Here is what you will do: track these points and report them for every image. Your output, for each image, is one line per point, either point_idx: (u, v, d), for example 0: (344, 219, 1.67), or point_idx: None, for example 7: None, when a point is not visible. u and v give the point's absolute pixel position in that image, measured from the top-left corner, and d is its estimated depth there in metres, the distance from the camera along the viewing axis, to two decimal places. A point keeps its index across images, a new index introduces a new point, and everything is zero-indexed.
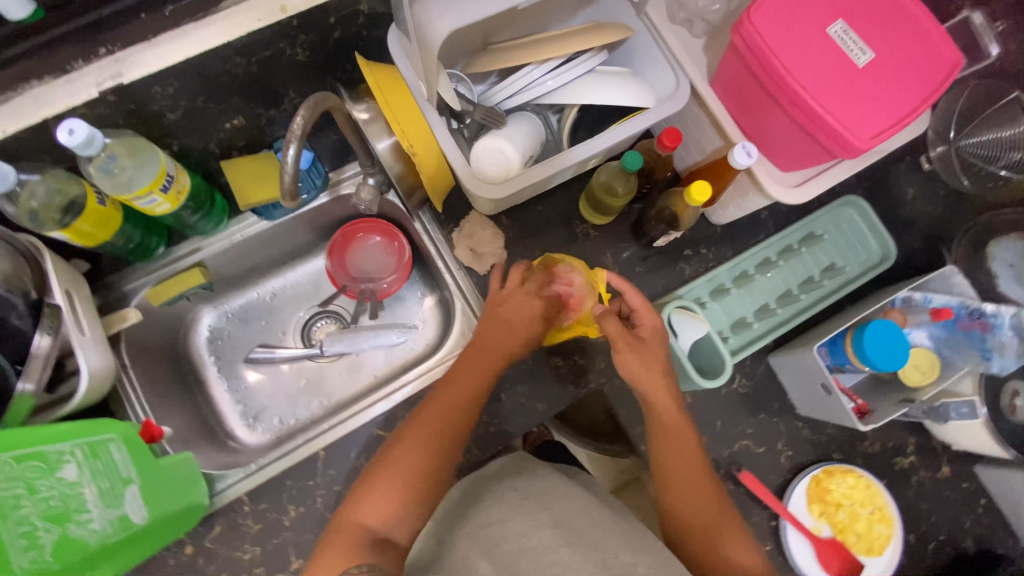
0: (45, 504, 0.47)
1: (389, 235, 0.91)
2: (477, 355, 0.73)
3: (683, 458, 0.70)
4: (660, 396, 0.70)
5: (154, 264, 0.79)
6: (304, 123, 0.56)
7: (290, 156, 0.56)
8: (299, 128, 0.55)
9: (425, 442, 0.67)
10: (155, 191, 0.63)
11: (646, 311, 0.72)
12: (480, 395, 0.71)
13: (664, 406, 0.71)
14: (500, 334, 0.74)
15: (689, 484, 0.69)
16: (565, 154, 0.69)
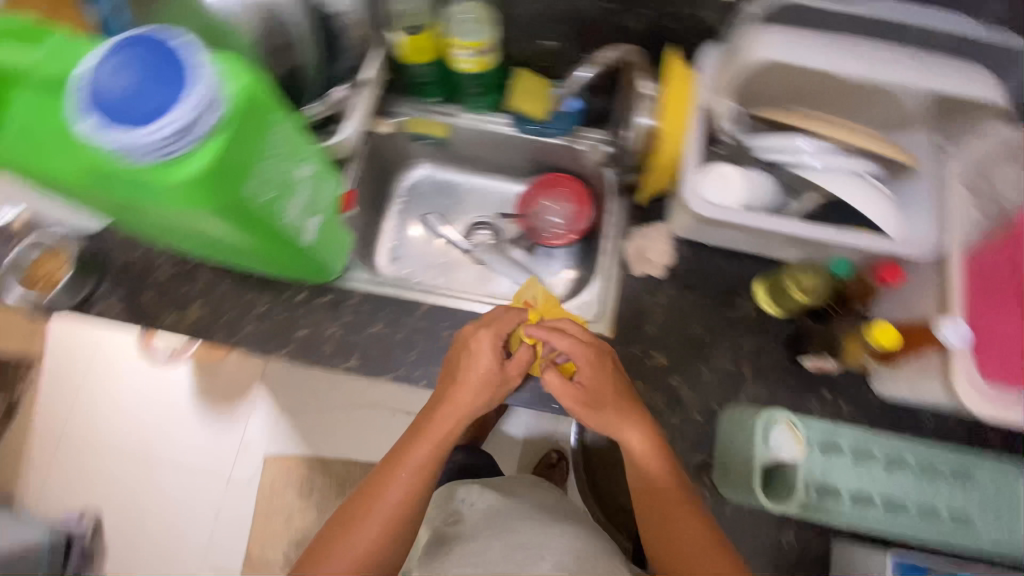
0: (288, 178, 0.64)
1: (583, 203, 1.01)
2: (419, 440, 0.72)
3: (666, 498, 0.67)
4: (636, 441, 0.70)
5: (421, 105, 0.95)
6: (608, 57, 0.81)
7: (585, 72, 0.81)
8: (602, 59, 0.81)
9: (377, 520, 0.67)
10: (475, 51, 0.80)
11: (578, 349, 0.74)
12: (434, 465, 0.71)
13: (654, 466, 0.69)
14: (450, 424, 0.73)
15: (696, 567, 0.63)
16: (781, 220, 0.72)
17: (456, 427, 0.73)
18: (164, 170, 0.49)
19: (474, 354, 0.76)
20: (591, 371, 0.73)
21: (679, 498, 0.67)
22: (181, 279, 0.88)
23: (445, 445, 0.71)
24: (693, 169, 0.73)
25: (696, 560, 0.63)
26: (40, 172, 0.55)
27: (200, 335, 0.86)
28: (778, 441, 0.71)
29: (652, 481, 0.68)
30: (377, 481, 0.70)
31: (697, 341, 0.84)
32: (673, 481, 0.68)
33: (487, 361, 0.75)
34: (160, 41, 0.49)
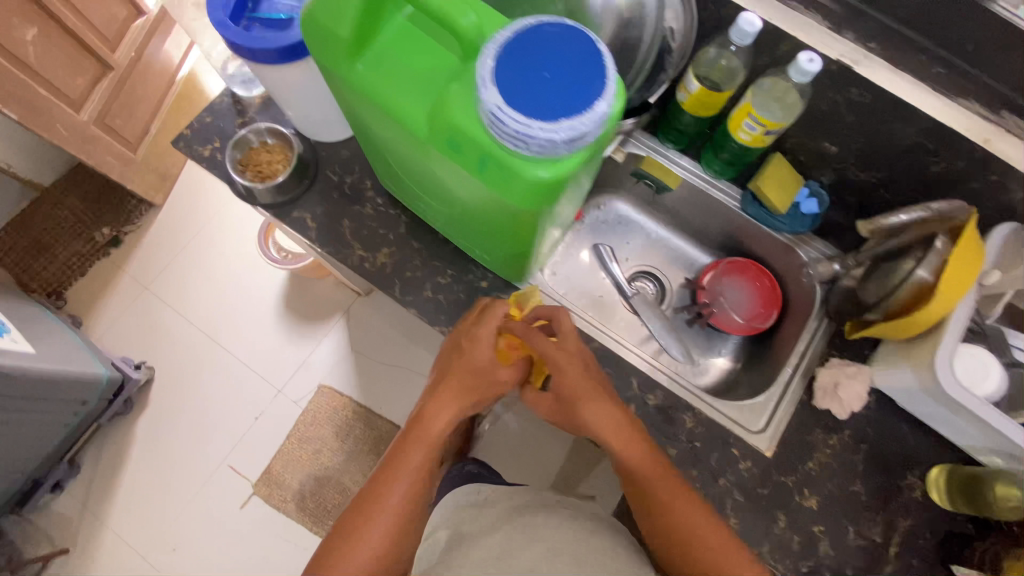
0: (572, 196, 0.62)
1: (768, 303, 0.97)
2: (414, 439, 0.68)
3: (670, 484, 0.67)
4: (616, 433, 0.69)
5: (658, 147, 0.92)
6: (936, 208, 0.73)
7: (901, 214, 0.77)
8: (929, 209, 0.74)
9: (380, 530, 0.64)
10: (767, 129, 0.76)
11: (560, 357, 0.69)
12: (429, 464, 0.68)
13: (636, 447, 0.68)
14: (436, 421, 0.69)
15: (703, 554, 0.64)
16: (1015, 427, 0.66)
17: (446, 426, 0.69)
18: (529, 168, 0.47)
19: (470, 346, 0.70)
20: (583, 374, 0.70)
21: (671, 481, 0.67)
22: (379, 220, 0.87)
23: (438, 442, 0.68)
24: (950, 343, 0.68)
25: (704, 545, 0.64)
26: (374, 111, 0.53)
27: (378, 282, 0.85)
28: None
29: (642, 473, 0.67)
30: (372, 491, 0.67)
31: (853, 497, 0.79)
32: (661, 468, 0.68)
33: (483, 354, 0.70)
34: (573, 37, 0.46)
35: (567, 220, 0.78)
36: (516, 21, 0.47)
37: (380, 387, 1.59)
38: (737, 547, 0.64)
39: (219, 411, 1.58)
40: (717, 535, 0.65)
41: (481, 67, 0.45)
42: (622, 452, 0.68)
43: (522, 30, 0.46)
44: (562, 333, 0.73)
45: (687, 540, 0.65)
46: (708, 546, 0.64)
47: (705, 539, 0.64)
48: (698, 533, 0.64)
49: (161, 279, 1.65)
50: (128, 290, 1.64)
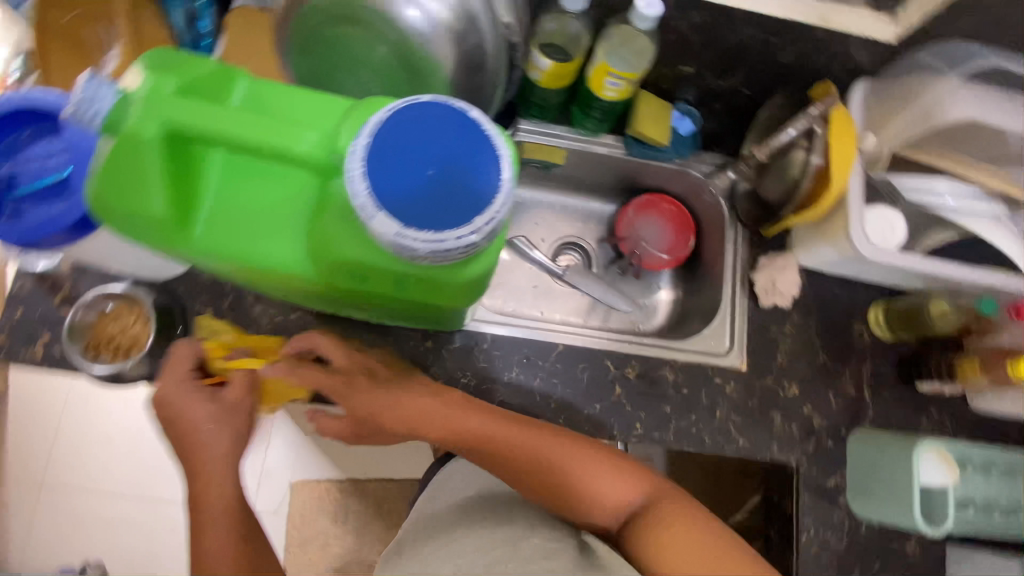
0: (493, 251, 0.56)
1: (683, 229, 0.99)
2: (206, 519, 0.57)
3: (508, 432, 0.69)
4: (436, 420, 0.69)
5: (532, 126, 0.88)
6: (817, 112, 0.75)
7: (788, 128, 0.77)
8: (811, 114, 0.76)
9: None
10: (628, 80, 0.74)
11: (317, 373, 0.67)
12: (241, 535, 0.58)
13: (468, 419, 0.69)
14: (210, 490, 0.59)
15: (565, 476, 0.68)
16: (926, 259, 0.75)
17: (228, 480, 0.59)
18: (455, 273, 0.41)
19: (189, 410, 0.61)
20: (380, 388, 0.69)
21: (507, 427, 0.69)
22: (282, 333, 0.75)
23: (232, 504, 0.58)
24: (856, 214, 0.74)
25: (562, 468, 0.69)
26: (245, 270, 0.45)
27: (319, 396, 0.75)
28: (929, 465, 0.75)
29: (482, 433, 0.69)
30: None
31: (822, 367, 0.88)
32: (494, 418, 0.70)
33: (206, 403, 0.61)
34: (440, 114, 0.39)
35: None
36: (368, 120, 0.39)
37: (354, 457, 1.43)
38: (589, 449, 0.70)
39: None
40: (568, 448, 0.70)
41: (355, 193, 0.37)
42: (453, 426, 0.69)
43: (379, 130, 0.39)
44: (330, 351, 0.69)
45: (549, 474, 0.69)
46: (559, 467, 0.69)
47: (558, 461, 0.69)
48: (549, 458, 0.69)
49: (118, 402, 1.20)
50: None
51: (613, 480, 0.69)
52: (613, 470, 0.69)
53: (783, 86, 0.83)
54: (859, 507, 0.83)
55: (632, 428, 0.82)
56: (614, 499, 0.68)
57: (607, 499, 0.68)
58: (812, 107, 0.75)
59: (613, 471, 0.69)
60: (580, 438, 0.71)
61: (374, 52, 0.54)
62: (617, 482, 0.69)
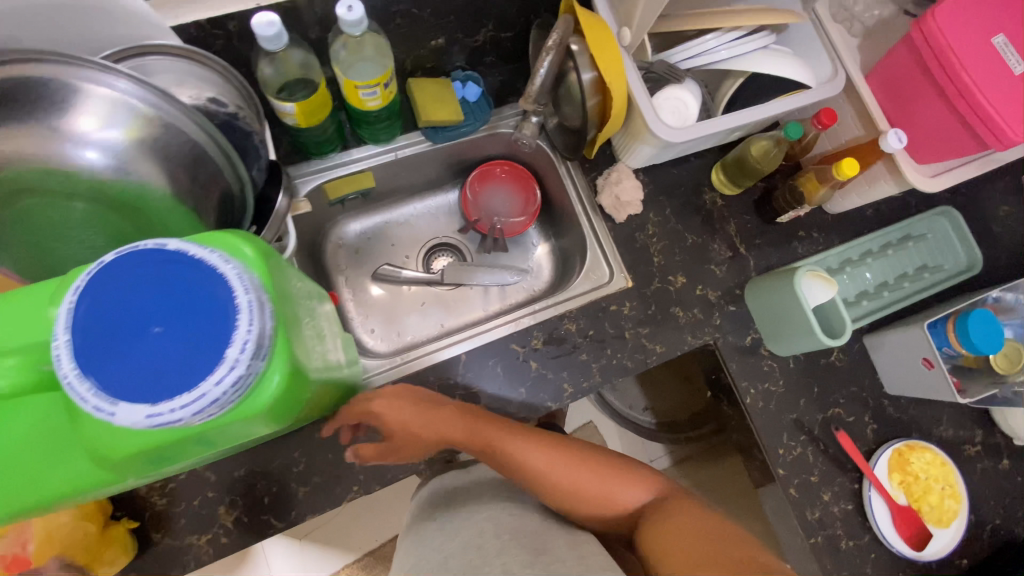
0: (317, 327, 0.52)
1: (523, 183, 0.99)
2: None
3: (526, 435, 0.72)
4: (456, 426, 0.72)
5: (326, 162, 0.84)
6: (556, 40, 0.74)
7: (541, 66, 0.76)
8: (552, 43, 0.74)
9: None
10: (381, 84, 0.69)
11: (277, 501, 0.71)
12: None
13: (485, 427, 0.72)
14: None
15: (582, 479, 0.70)
16: (725, 118, 0.77)
17: None
18: (257, 399, 0.38)
19: None
20: (427, 416, 0.72)
21: (525, 435, 0.72)
22: (177, 495, 0.70)
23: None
24: (649, 106, 0.74)
25: (573, 475, 0.70)
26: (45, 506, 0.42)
27: (254, 533, 0.71)
28: (811, 288, 0.81)
29: (500, 446, 0.70)
30: None
31: (694, 246, 0.91)
32: (504, 428, 0.72)
33: None
34: (135, 265, 0.35)
35: None
36: (59, 313, 0.34)
37: (359, 533, 1.40)
38: (603, 458, 0.73)
39: None
40: (576, 457, 0.72)
41: (83, 398, 0.33)
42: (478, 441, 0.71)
43: (75, 318, 0.34)
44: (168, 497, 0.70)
45: (563, 479, 0.70)
46: (573, 469, 0.71)
47: (568, 467, 0.71)
48: (559, 467, 0.70)
49: None
50: None
51: (623, 483, 0.71)
52: (622, 473, 0.72)
53: (535, 14, 0.81)
54: (778, 348, 0.88)
55: (562, 392, 0.83)
56: (621, 498, 0.70)
57: (614, 499, 0.70)
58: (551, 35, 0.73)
59: (620, 472, 0.72)
60: (597, 449, 0.74)
61: (72, 211, 0.47)
62: (625, 482, 0.71)
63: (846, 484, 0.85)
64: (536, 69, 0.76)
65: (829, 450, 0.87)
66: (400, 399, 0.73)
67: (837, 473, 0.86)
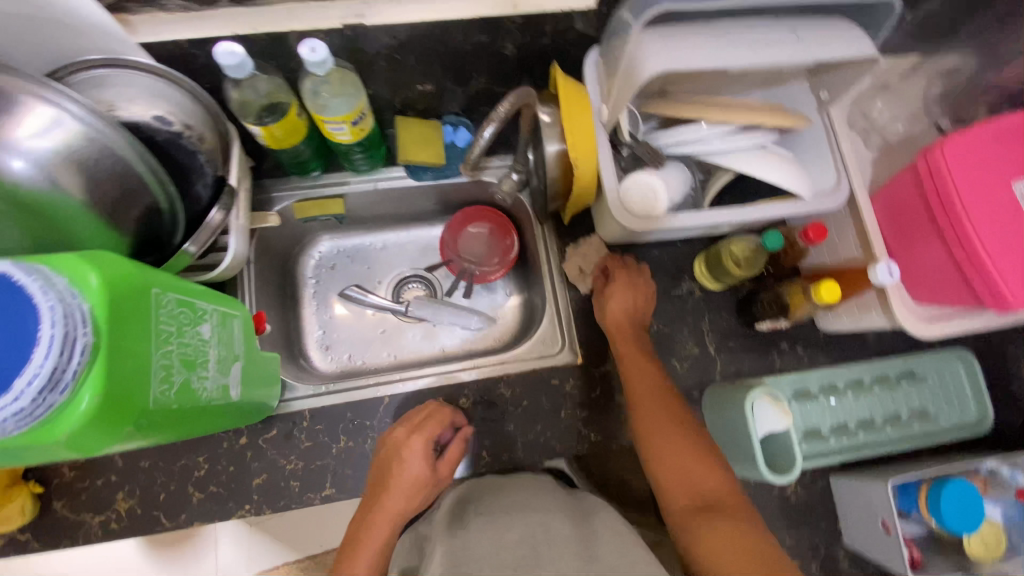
0: (184, 349, 0.51)
1: (503, 232, 0.97)
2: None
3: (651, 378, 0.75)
4: (619, 321, 0.79)
5: (304, 182, 0.86)
6: (505, 110, 0.66)
7: (486, 133, 0.68)
8: (500, 113, 0.67)
9: None
10: (347, 121, 0.71)
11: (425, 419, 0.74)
12: None
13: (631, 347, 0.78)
14: None
15: (674, 438, 0.68)
16: (701, 213, 0.73)
17: None
18: (65, 416, 0.39)
19: None
20: (618, 311, 0.79)
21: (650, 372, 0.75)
22: (86, 472, 0.73)
23: None
24: (615, 188, 0.71)
25: (670, 432, 0.69)
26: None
27: (140, 528, 0.73)
28: (765, 414, 0.73)
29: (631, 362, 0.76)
30: None
31: (659, 336, 0.85)
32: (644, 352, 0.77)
33: None
34: None
35: (245, 314, 0.66)
36: None
37: None
38: (695, 445, 0.68)
39: None
40: (680, 424, 0.70)
41: None
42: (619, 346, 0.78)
43: None
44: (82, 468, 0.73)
45: (659, 422, 0.70)
46: (670, 424, 0.70)
47: (671, 423, 0.70)
48: (665, 416, 0.70)
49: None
50: None
51: (708, 469, 0.65)
52: (711, 462, 0.66)
53: (529, 74, 0.80)
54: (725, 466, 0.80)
55: (481, 458, 0.81)
56: (698, 481, 0.65)
57: (695, 476, 0.65)
58: (499, 104, 0.66)
59: (710, 458, 0.67)
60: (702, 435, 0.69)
61: None
62: (708, 470, 0.66)
63: None
64: (479, 134, 0.69)
65: None
66: (630, 301, 0.80)
67: None
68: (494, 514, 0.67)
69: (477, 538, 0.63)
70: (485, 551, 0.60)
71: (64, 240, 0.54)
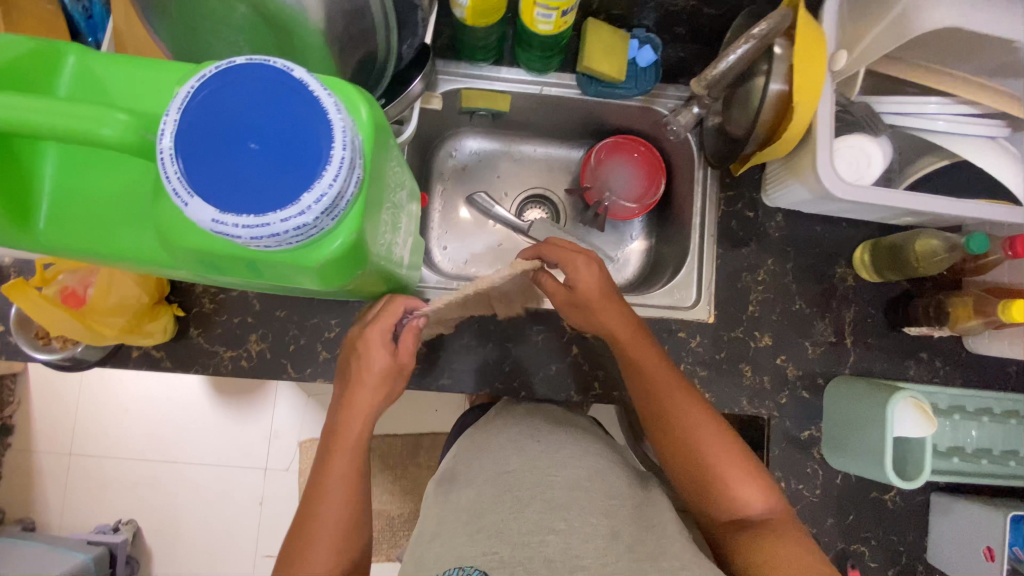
0: (392, 212, 0.50)
1: (652, 172, 0.92)
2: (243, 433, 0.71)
3: (664, 383, 0.65)
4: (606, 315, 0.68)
5: (474, 68, 0.81)
6: (763, 31, 0.64)
7: (734, 52, 0.66)
8: (757, 34, 0.64)
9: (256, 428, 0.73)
10: (559, 10, 0.66)
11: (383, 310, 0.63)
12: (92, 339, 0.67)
13: (640, 346, 0.67)
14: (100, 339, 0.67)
15: (704, 447, 0.62)
16: (906, 194, 0.67)
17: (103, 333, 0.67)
18: (318, 244, 0.37)
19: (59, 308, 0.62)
20: (613, 318, 0.68)
21: (664, 375, 0.66)
22: (224, 309, 0.75)
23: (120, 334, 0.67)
24: (828, 145, 0.65)
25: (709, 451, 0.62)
26: (152, 265, 0.43)
27: (265, 372, 0.75)
28: (905, 416, 0.70)
29: (643, 365, 0.66)
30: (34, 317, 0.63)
31: (798, 315, 0.82)
32: (655, 356, 0.67)
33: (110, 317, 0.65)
34: (253, 78, 0.35)
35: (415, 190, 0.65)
36: (178, 95, 0.35)
37: None
38: (725, 452, 0.61)
39: (219, 517, 1.46)
40: (708, 430, 0.63)
41: (167, 176, 0.34)
42: (632, 354, 0.67)
43: (190, 102, 0.35)
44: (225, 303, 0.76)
45: (682, 431, 0.63)
46: (697, 433, 0.62)
47: (709, 436, 0.62)
48: (707, 432, 0.62)
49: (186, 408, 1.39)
50: (53, 466, 1.46)
51: (747, 483, 0.60)
52: (749, 474, 0.61)
53: None
54: (831, 457, 0.79)
55: (590, 388, 0.81)
56: (734, 495, 0.60)
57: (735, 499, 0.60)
58: (759, 23, 0.64)
59: (749, 471, 0.61)
60: (734, 442, 0.63)
61: (234, 12, 0.47)
62: (744, 480, 0.60)
63: None
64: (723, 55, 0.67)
65: None
66: (599, 282, 0.69)
67: None
68: (550, 444, 0.68)
69: (532, 464, 0.65)
70: (530, 484, 0.62)
71: (286, 56, 0.51)
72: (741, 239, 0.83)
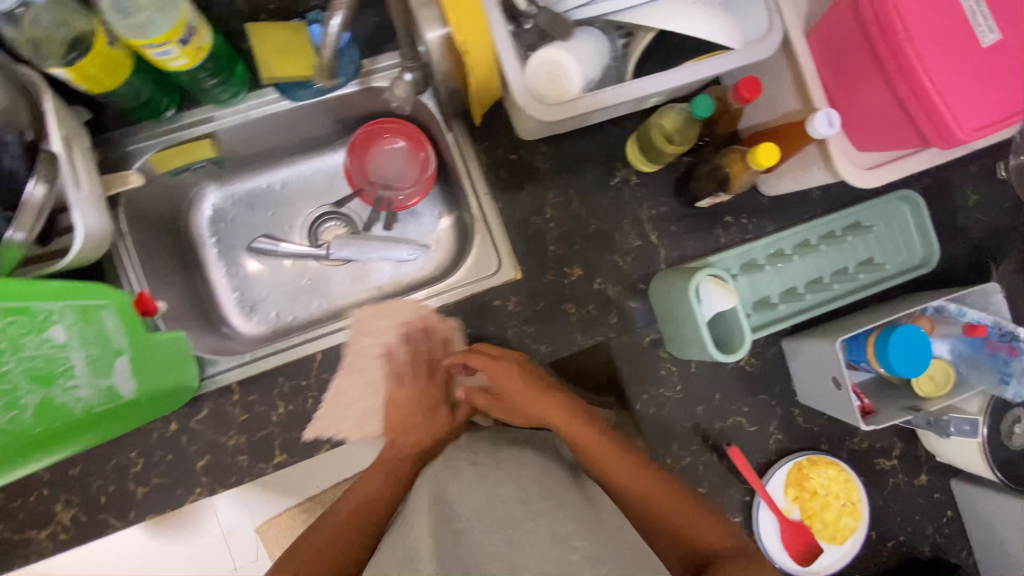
0: (31, 364, 0.48)
1: (415, 142, 0.85)
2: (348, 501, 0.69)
3: (614, 460, 0.67)
4: (544, 407, 0.71)
5: (162, 126, 0.72)
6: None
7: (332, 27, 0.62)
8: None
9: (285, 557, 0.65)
10: (171, 42, 0.57)
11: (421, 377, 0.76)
12: None
13: (583, 433, 0.69)
14: None
15: (659, 504, 0.65)
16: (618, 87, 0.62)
17: None
18: None
19: None
20: (550, 410, 0.71)
21: (613, 449, 0.68)
22: (18, 490, 0.70)
23: None
24: (515, 71, 0.60)
25: (668, 505, 0.65)
26: None
27: (91, 533, 0.70)
28: (708, 293, 0.70)
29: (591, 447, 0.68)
30: None
31: (598, 234, 0.80)
32: (606, 439, 0.68)
33: None
34: None
35: (123, 297, 0.58)
36: None
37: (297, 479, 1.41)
38: (685, 502, 0.66)
39: None
40: (664, 486, 0.66)
41: None
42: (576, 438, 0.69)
43: None
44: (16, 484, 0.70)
45: (637, 496, 0.66)
46: (653, 495, 0.66)
47: (666, 493, 0.66)
48: (664, 492, 0.66)
49: None
50: None
51: (706, 521, 0.65)
52: (709, 514, 0.65)
53: None
54: (676, 351, 0.78)
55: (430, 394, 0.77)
56: (697, 536, 0.64)
57: (696, 539, 0.64)
58: None
59: (705, 515, 0.65)
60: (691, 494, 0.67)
61: None
62: (702, 520, 0.65)
63: (737, 496, 0.80)
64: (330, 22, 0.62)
65: (722, 460, 0.82)
66: (525, 381, 0.71)
67: (729, 484, 0.81)
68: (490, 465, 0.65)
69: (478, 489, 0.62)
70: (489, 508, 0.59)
71: None
72: (514, 185, 0.79)
